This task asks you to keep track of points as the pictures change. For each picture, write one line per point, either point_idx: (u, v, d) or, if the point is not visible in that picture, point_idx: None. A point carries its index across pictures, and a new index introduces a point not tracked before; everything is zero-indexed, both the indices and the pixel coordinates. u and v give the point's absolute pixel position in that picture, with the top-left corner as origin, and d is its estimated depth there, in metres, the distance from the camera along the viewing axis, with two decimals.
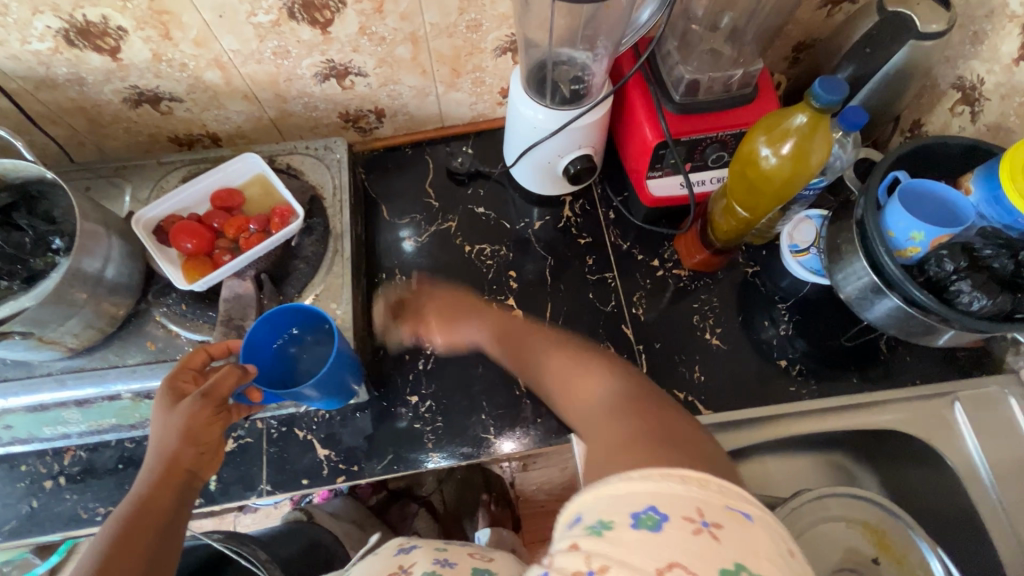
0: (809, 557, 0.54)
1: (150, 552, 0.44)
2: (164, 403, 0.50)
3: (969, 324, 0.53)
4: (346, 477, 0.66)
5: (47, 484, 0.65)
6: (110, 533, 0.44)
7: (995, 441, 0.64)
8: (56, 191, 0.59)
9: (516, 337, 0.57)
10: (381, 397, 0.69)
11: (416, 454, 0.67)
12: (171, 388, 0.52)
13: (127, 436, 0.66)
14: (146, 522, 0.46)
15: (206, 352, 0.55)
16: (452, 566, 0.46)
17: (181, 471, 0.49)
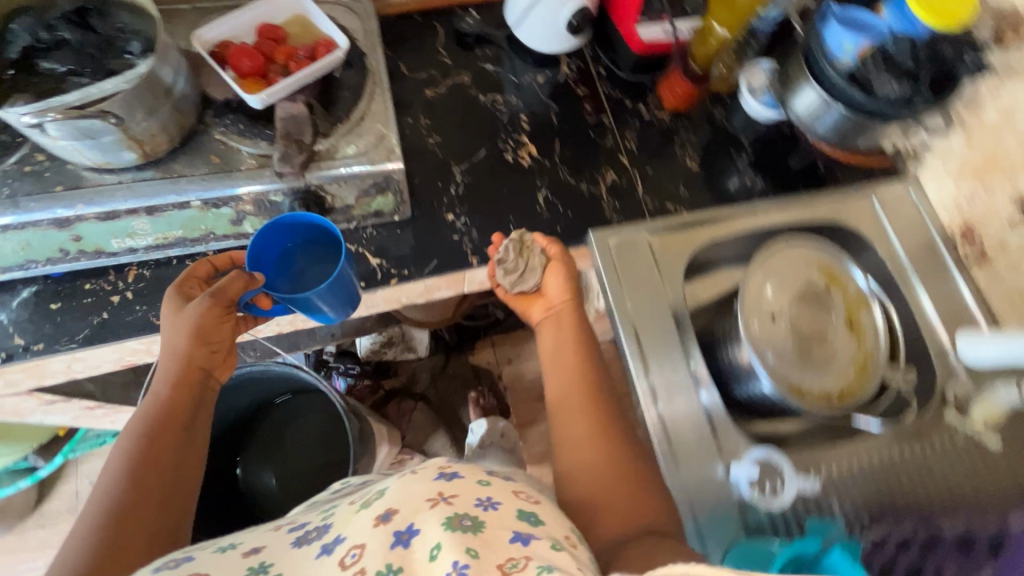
0: (779, 282, 0.71)
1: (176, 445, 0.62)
2: (174, 303, 0.64)
3: (888, 107, 0.72)
4: (398, 279, 0.76)
5: (115, 298, 0.70)
6: (140, 429, 0.61)
7: (902, 223, 0.85)
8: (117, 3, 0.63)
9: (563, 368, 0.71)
10: (421, 216, 0.79)
11: (458, 259, 0.77)
12: (179, 294, 0.65)
13: (189, 254, 0.72)
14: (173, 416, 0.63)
15: (208, 264, 0.69)
16: (496, 508, 0.49)
17: (196, 369, 0.66)
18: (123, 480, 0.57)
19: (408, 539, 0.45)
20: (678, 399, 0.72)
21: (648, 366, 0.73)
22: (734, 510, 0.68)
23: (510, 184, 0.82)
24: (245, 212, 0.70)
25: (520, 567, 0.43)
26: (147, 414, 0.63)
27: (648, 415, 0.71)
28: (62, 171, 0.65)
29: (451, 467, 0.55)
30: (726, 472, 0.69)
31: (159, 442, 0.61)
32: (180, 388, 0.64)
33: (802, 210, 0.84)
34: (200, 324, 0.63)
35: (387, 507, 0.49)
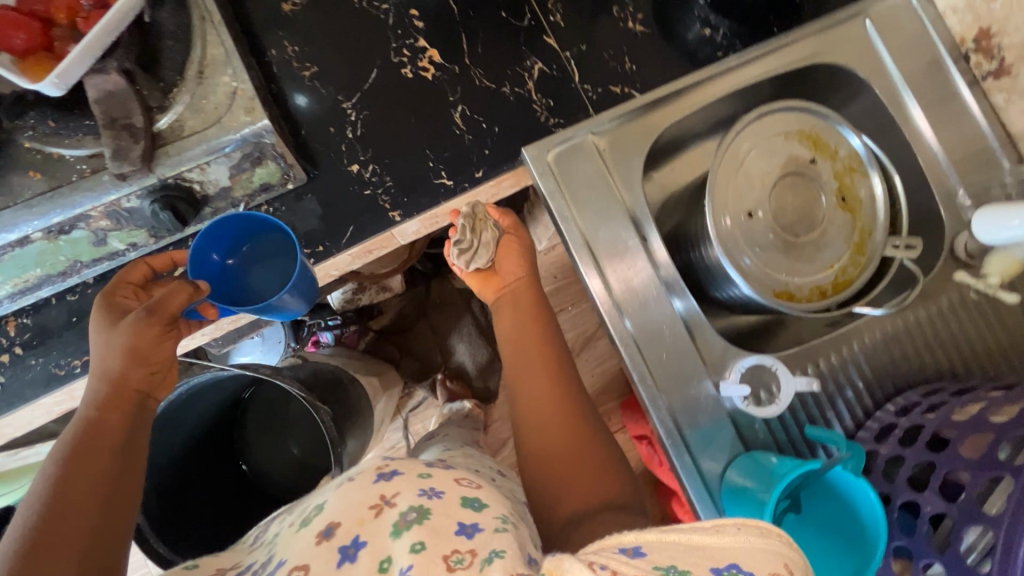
0: (754, 165, 0.59)
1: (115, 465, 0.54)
2: (108, 318, 0.58)
3: None
4: (316, 258, 0.65)
5: (4, 357, 0.61)
6: (68, 452, 0.53)
7: (902, 46, 0.68)
8: None
9: (522, 354, 0.70)
10: (321, 176, 0.65)
11: (378, 218, 0.66)
12: (113, 303, 0.59)
13: (65, 288, 0.62)
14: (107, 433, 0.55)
15: (145, 266, 0.62)
16: (441, 495, 0.49)
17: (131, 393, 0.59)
18: (48, 502, 0.49)
19: (354, 554, 0.44)
20: (651, 317, 0.65)
21: (613, 291, 0.65)
22: (728, 423, 0.64)
23: (418, 109, 0.67)
24: (103, 229, 0.57)
25: (467, 561, 0.42)
26: (75, 436, 0.55)
27: (614, 329, 0.65)
28: None
29: (388, 464, 0.54)
30: (716, 389, 0.64)
31: (91, 458, 0.53)
32: (110, 405, 0.57)
33: (778, 57, 0.68)
34: (139, 344, 0.57)
35: (329, 521, 0.47)
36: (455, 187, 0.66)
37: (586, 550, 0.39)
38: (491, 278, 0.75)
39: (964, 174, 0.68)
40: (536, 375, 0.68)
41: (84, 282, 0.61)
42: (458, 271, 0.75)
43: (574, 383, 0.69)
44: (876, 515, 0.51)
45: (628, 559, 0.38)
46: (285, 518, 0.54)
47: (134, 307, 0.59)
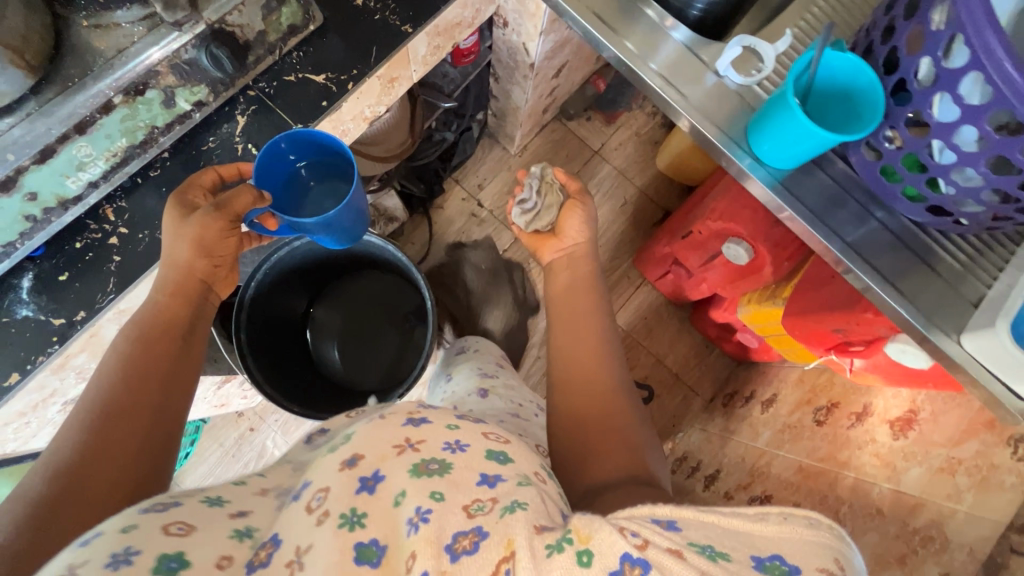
0: None
1: (167, 383, 0.61)
2: (178, 214, 0.64)
3: None
4: (354, 81, 0.73)
5: (113, 240, 0.67)
6: (127, 351, 0.61)
7: None
8: None
9: (572, 329, 0.82)
10: (335, 14, 0.74)
11: (393, 34, 0.75)
12: (184, 201, 0.65)
13: (148, 165, 0.68)
14: (161, 338, 0.63)
15: (213, 174, 0.67)
16: (465, 448, 0.55)
17: (197, 283, 0.68)
18: (106, 398, 0.57)
19: (373, 485, 0.50)
20: (660, 49, 0.80)
21: (620, 33, 0.80)
22: (741, 101, 0.76)
23: None
24: (170, 87, 0.64)
25: (487, 509, 0.48)
26: (134, 332, 0.62)
27: (641, 69, 0.78)
28: None
29: (419, 412, 0.60)
30: (718, 78, 0.77)
31: (152, 357, 0.62)
32: (178, 294, 0.66)
33: None
34: (205, 235, 0.64)
35: (353, 452, 0.53)
36: None
37: (619, 517, 0.46)
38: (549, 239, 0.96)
39: None
40: (582, 335, 0.81)
41: (162, 152, 0.68)
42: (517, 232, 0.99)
43: (611, 341, 0.81)
44: (874, 84, 0.63)
45: (662, 531, 0.45)
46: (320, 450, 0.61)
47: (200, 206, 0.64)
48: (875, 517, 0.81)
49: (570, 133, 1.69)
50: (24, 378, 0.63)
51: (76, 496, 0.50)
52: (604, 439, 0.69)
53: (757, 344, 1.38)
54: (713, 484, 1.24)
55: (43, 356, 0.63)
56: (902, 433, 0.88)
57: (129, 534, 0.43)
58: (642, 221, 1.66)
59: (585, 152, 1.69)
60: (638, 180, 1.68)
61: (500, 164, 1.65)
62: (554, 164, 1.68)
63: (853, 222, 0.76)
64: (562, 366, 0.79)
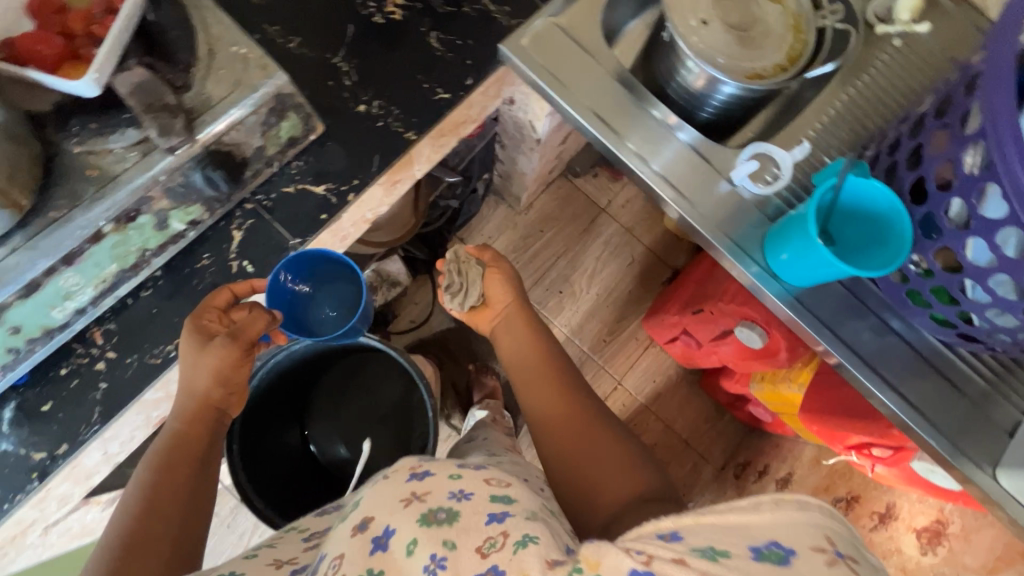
0: None
1: (190, 479, 0.60)
2: (197, 342, 0.62)
3: None
4: (355, 191, 0.71)
5: (100, 365, 0.64)
6: (150, 463, 0.60)
7: None
8: None
9: (535, 379, 0.83)
10: (336, 123, 0.72)
11: (396, 142, 0.72)
12: (200, 329, 0.63)
13: (139, 285, 0.65)
14: (185, 449, 0.62)
15: (229, 292, 0.65)
16: (470, 495, 0.50)
17: (211, 409, 0.66)
18: (136, 507, 0.56)
19: (386, 542, 0.47)
20: (664, 150, 0.74)
21: (621, 133, 0.74)
22: (753, 210, 0.72)
23: (400, 45, 0.75)
24: (164, 210, 0.62)
25: (499, 545, 0.44)
26: (160, 445, 0.62)
27: (645, 174, 0.72)
28: None
29: (422, 465, 0.56)
30: (730, 185, 0.73)
31: (178, 461, 0.61)
32: (197, 418, 0.64)
33: None
34: (223, 365, 0.64)
35: (362, 515, 0.50)
36: (452, 97, 0.74)
37: (625, 537, 0.43)
38: (485, 309, 0.96)
39: None
40: (542, 389, 0.81)
41: (155, 271, 0.66)
42: (456, 313, 0.96)
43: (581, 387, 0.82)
44: (905, 221, 0.58)
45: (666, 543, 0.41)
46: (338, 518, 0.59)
47: (216, 335, 0.64)
48: None
49: (577, 190, 1.67)
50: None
51: None
52: (581, 458, 0.71)
53: (771, 419, 1.33)
54: None
55: (22, 494, 0.60)
56: None
57: None
58: (650, 281, 1.63)
59: (592, 209, 1.66)
60: (645, 237, 1.65)
61: (506, 222, 1.63)
62: (561, 222, 1.65)
63: (869, 331, 0.70)
64: (534, 417, 0.80)
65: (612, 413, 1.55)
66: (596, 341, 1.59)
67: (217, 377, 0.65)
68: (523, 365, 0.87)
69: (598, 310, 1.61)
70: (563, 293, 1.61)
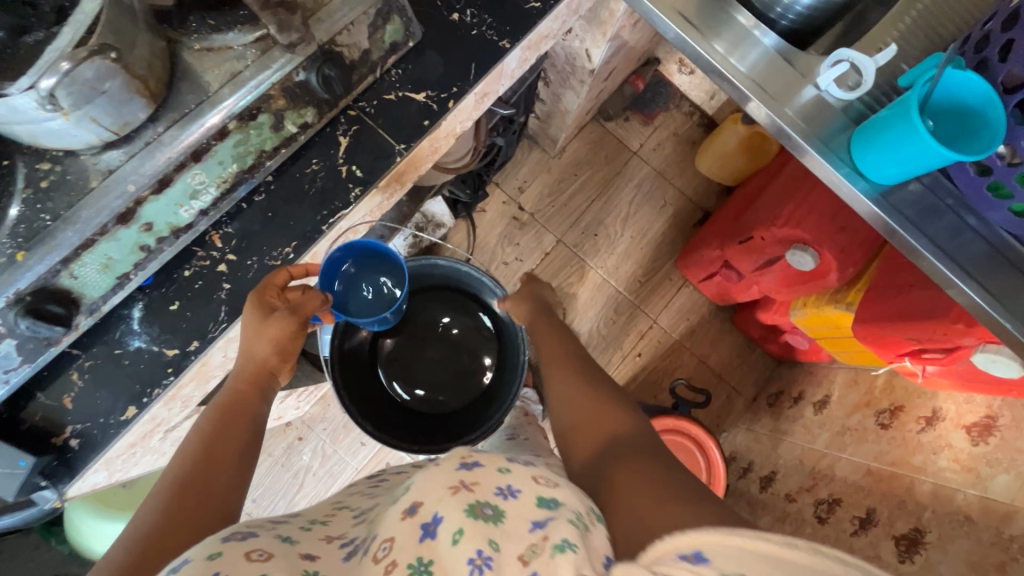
0: None
1: (245, 438, 0.61)
2: (259, 314, 0.63)
3: None
4: (455, 99, 0.72)
5: (221, 267, 0.65)
6: (211, 419, 0.62)
7: None
8: None
9: (561, 372, 0.78)
10: (432, 30, 0.72)
11: (491, 50, 0.73)
12: (263, 302, 0.63)
13: (254, 188, 0.66)
14: (240, 410, 0.63)
15: (286, 272, 0.66)
16: (516, 494, 0.46)
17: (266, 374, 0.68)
18: (195, 458, 0.56)
19: (434, 530, 0.43)
20: (750, 54, 0.78)
21: (708, 37, 0.78)
22: (836, 111, 0.76)
23: None
24: (281, 110, 0.63)
25: (539, 549, 0.41)
26: (218, 404, 0.64)
27: (733, 74, 0.77)
28: (76, 167, 0.56)
29: (472, 454, 0.50)
30: (816, 90, 0.76)
31: (232, 425, 0.61)
32: (255, 383, 0.66)
33: None
34: (282, 335, 0.64)
35: (412, 499, 0.46)
36: (542, 5, 0.75)
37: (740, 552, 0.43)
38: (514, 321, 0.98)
39: None
40: (567, 384, 0.75)
41: (269, 175, 0.67)
42: None
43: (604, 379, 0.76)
44: (999, 113, 0.61)
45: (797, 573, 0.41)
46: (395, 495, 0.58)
47: (277, 307, 0.64)
48: (965, 524, 0.83)
49: (608, 134, 1.67)
50: (141, 411, 0.62)
51: (171, 536, 0.48)
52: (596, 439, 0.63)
53: (807, 346, 1.39)
54: (771, 486, 1.28)
55: (160, 388, 0.63)
56: (982, 440, 0.89)
57: (214, 560, 0.42)
58: (683, 222, 1.66)
59: (624, 153, 1.67)
60: (676, 181, 1.68)
61: (540, 166, 1.63)
62: (594, 165, 1.65)
63: (947, 232, 0.76)
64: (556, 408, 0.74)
65: (647, 350, 1.59)
66: (631, 281, 1.61)
67: (275, 344, 0.66)
68: (549, 359, 0.82)
69: (634, 251, 1.63)
70: (597, 236, 1.63)
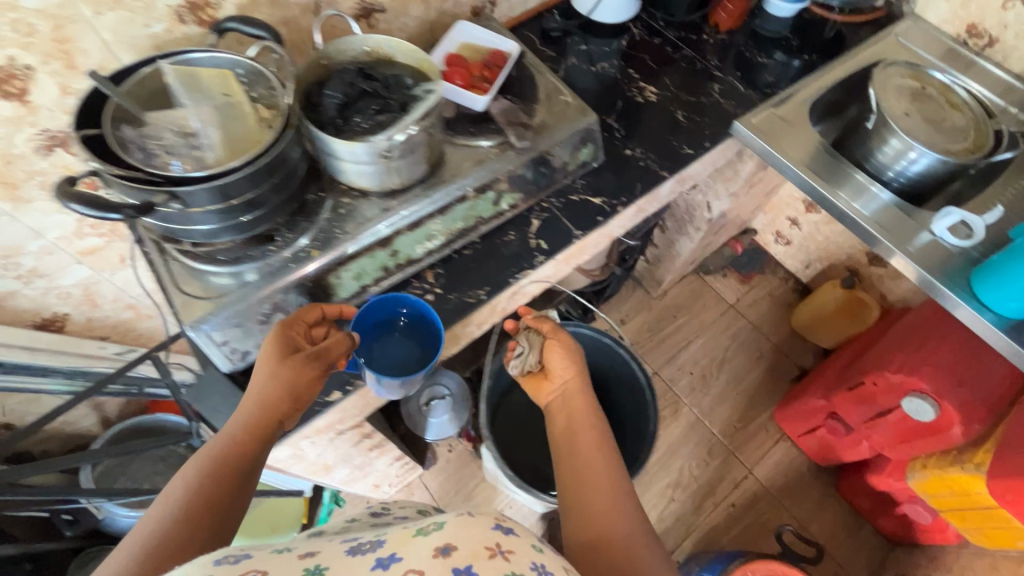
0: (883, 89, 0.96)
1: (234, 490, 0.58)
2: (281, 352, 0.66)
3: None
4: (623, 204, 0.91)
5: (429, 297, 0.82)
6: (198, 459, 0.59)
7: (927, 45, 1.11)
8: (387, 65, 0.77)
9: (571, 458, 0.67)
10: (610, 158, 0.96)
11: (652, 175, 0.95)
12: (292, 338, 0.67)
13: (466, 244, 0.86)
14: (230, 457, 0.60)
15: (318, 310, 0.71)
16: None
17: (265, 427, 0.64)
18: (185, 501, 0.55)
19: None
20: (873, 204, 0.94)
21: (834, 185, 0.95)
22: (954, 258, 0.88)
23: (655, 117, 1.02)
24: (502, 191, 0.85)
25: None
26: (210, 451, 0.60)
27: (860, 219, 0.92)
28: (365, 201, 0.78)
29: (507, 518, 0.50)
30: (931, 236, 0.90)
31: (223, 477, 0.58)
32: (255, 432, 0.62)
33: (863, 55, 1.09)
34: (301, 380, 0.66)
35: (444, 541, 0.45)
36: (692, 151, 0.98)
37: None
38: (543, 381, 0.81)
39: (1008, 98, 1.03)
40: (589, 477, 0.63)
41: (478, 236, 0.86)
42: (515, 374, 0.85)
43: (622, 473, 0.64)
44: None
45: None
46: (405, 525, 0.54)
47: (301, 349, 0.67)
48: None
49: (707, 286, 1.83)
50: (342, 396, 0.74)
51: None
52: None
53: (930, 521, 1.27)
54: None
55: (360, 381, 0.76)
56: None
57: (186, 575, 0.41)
58: (778, 375, 1.69)
59: (722, 304, 1.81)
60: (772, 335, 1.76)
61: (642, 303, 1.79)
62: (692, 310, 1.79)
63: None
64: (568, 503, 0.63)
65: (742, 502, 1.51)
66: (726, 424, 1.61)
67: (291, 391, 0.65)
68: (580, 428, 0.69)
69: (729, 396, 1.65)
70: (695, 377, 1.68)
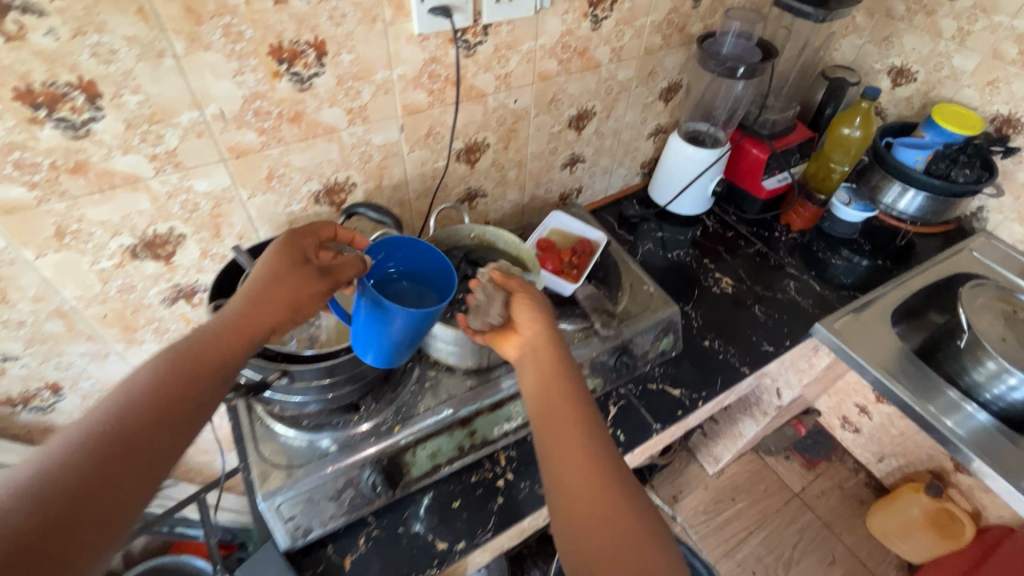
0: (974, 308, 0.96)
1: (196, 396, 0.49)
2: (286, 257, 0.58)
3: (933, 185, 1.03)
4: (704, 400, 0.89)
5: (500, 482, 0.79)
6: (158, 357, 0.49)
7: (1004, 262, 1.12)
8: (488, 252, 0.83)
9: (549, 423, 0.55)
10: (688, 349, 0.96)
11: (732, 370, 0.93)
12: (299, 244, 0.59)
13: None
14: (204, 359, 0.51)
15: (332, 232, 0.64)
16: None
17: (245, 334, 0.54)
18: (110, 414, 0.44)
19: None
20: (972, 426, 0.88)
21: (926, 399, 0.90)
22: None
23: (732, 310, 1.04)
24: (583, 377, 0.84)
25: None
26: (176, 345, 0.51)
27: (961, 442, 0.85)
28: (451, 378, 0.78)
29: None
30: None
31: (193, 385, 0.49)
32: (241, 338, 0.53)
33: (939, 268, 1.10)
34: (299, 294, 0.56)
35: None
36: (771, 348, 0.97)
37: None
38: (508, 337, 0.64)
39: None
40: (566, 452, 0.53)
41: None
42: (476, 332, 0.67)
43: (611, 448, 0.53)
44: None
45: None
46: None
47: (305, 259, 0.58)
48: None
49: (769, 468, 1.70)
50: None
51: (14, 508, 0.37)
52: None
53: None
54: None
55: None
56: None
57: None
58: None
59: (786, 491, 1.66)
60: (845, 536, 1.57)
61: (698, 480, 1.66)
62: (752, 495, 1.64)
63: None
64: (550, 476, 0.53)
65: None
66: None
67: (291, 301, 0.56)
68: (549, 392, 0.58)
69: None
70: None
